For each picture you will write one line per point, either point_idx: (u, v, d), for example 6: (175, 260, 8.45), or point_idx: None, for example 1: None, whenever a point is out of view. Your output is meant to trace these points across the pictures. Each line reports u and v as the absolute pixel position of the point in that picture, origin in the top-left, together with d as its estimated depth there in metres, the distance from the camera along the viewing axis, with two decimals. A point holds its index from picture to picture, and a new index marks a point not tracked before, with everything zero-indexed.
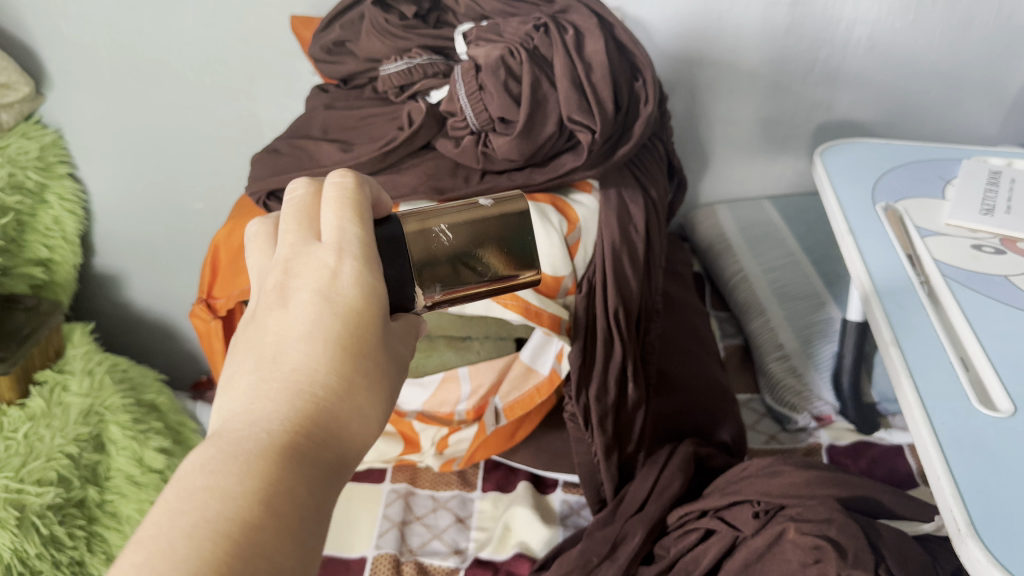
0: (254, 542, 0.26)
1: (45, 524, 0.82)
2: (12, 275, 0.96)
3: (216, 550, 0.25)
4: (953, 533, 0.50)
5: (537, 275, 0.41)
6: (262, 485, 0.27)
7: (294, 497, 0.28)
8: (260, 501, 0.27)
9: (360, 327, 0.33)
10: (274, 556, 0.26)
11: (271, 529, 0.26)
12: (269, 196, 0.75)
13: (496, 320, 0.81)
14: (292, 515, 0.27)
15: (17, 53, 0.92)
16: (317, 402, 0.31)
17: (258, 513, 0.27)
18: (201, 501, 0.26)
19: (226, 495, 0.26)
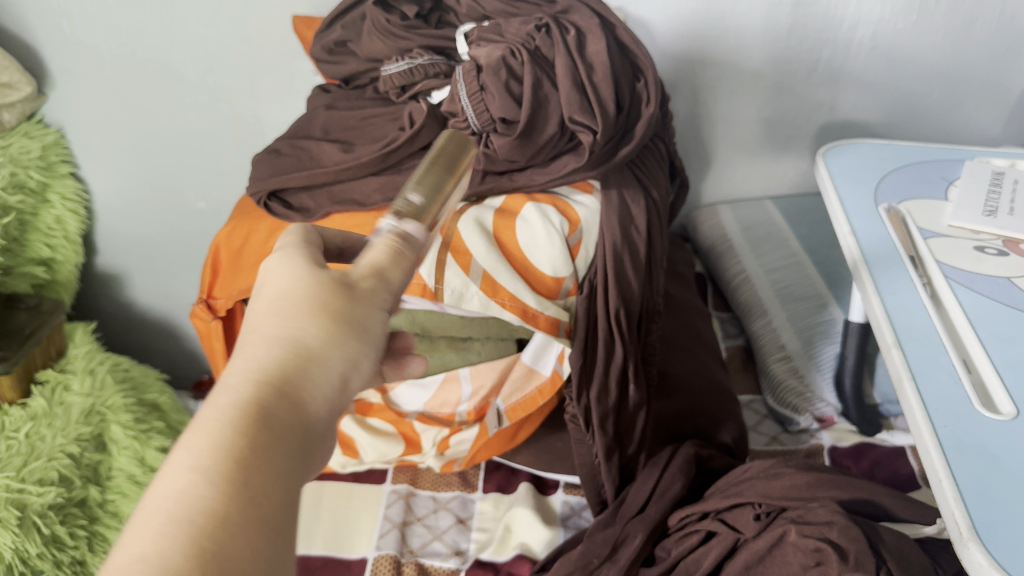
0: (194, 498, 0.27)
1: (46, 524, 0.82)
2: (13, 274, 0.96)
3: (163, 527, 0.26)
4: (955, 536, 0.50)
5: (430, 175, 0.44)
6: (214, 479, 0.28)
7: (233, 451, 0.29)
8: (197, 465, 0.28)
9: (298, 299, 0.34)
10: (220, 506, 0.27)
11: (209, 485, 0.27)
12: (270, 197, 0.75)
13: (497, 320, 0.78)
14: (235, 465, 0.28)
15: (19, 53, 0.92)
16: (261, 371, 0.32)
17: (197, 476, 0.28)
18: (159, 503, 0.27)
19: (182, 492, 0.27)
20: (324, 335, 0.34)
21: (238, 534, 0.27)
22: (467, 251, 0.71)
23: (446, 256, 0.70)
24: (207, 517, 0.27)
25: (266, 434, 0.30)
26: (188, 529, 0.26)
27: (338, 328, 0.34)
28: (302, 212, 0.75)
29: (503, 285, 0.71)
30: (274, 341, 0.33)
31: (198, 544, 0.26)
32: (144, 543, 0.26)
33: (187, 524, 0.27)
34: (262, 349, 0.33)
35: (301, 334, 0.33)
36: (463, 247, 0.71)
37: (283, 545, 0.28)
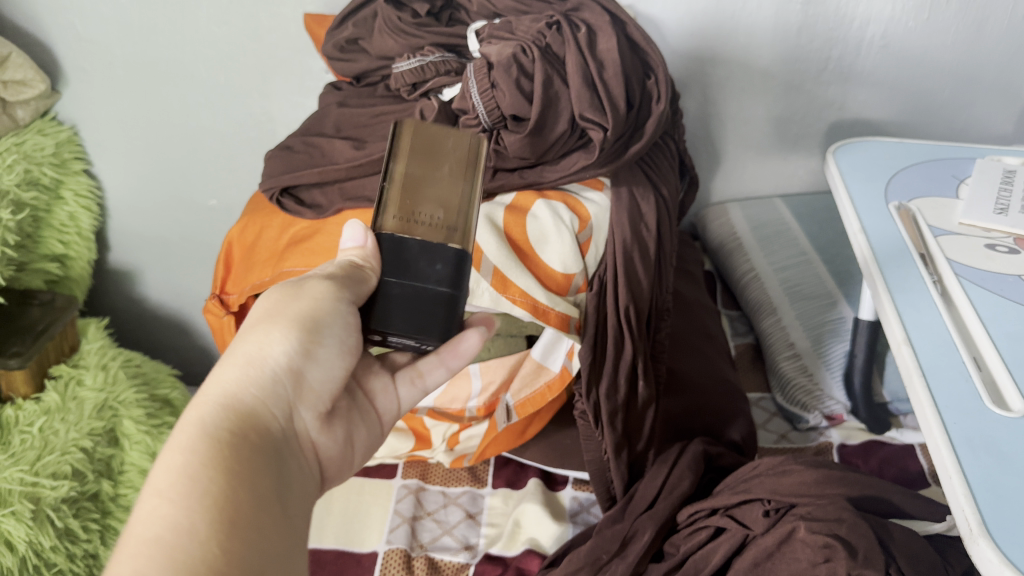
0: (160, 515, 0.32)
1: (60, 517, 0.83)
2: (27, 270, 0.97)
3: (132, 541, 0.31)
4: (965, 533, 0.50)
5: (401, 135, 0.47)
6: (179, 494, 0.33)
7: (190, 466, 0.34)
8: (159, 486, 0.33)
9: (245, 336, 0.42)
10: (183, 517, 0.32)
11: (171, 500, 0.32)
12: (282, 192, 0.76)
13: (507, 316, 0.82)
14: (193, 474, 0.34)
15: (33, 51, 0.93)
16: (216, 402, 0.38)
17: (159, 497, 0.32)
18: (138, 525, 0.32)
19: (155, 513, 0.32)
20: (266, 345, 0.41)
21: (206, 533, 0.32)
22: (479, 248, 0.70)
23: None
24: (172, 529, 0.31)
25: (218, 444, 0.36)
26: (159, 543, 0.31)
27: (278, 342, 0.41)
28: (314, 209, 0.76)
29: (514, 282, 0.71)
30: (225, 372, 0.40)
31: (170, 553, 0.30)
32: (119, 565, 0.30)
33: (156, 534, 0.31)
34: (214, 383, 0.40)
35: (245, 358, 0.41)
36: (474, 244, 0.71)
37: (249, 532, 0.33)
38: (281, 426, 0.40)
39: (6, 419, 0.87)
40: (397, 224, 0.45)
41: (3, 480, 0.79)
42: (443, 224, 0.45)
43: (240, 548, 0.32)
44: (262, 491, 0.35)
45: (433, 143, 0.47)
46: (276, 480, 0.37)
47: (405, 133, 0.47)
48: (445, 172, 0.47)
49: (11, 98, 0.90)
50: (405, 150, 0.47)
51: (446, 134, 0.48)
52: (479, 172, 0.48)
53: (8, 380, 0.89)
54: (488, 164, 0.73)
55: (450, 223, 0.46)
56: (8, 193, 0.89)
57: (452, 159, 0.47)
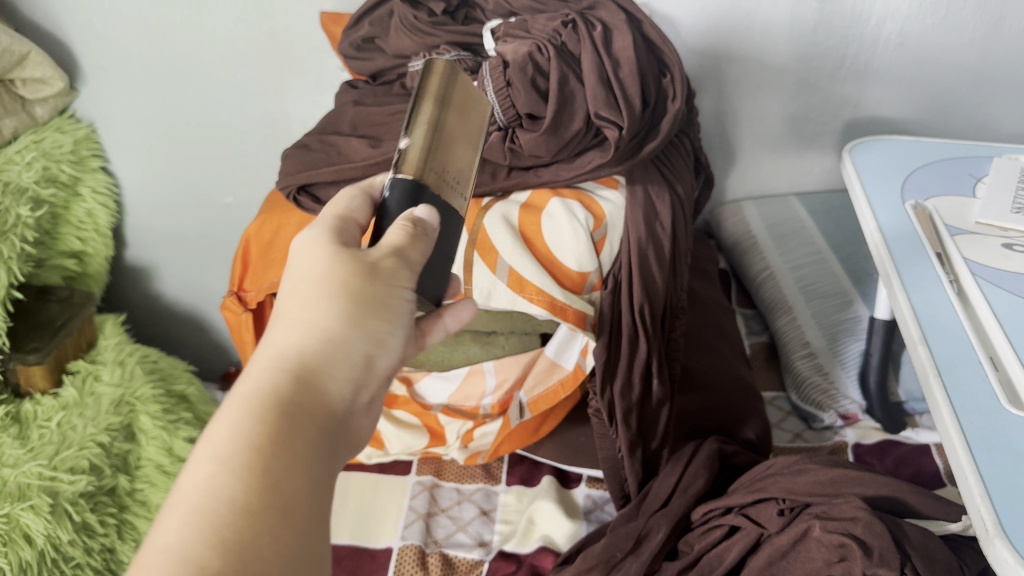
0: (214, 488, 0.31)
1: (78, 511, 0.83)
2: (46, 266, 0.98)
3: (180, 510, 0.30)
4: (980, 533, 0.50)
5: (430, 77, 0.47)
6: (241, 469, 0.32)
7: (251, 441, 0.33)
8: (216, 457, 0.32)
9: (306, 290, 0.40)
10: (239, 496, 0.31)
11: (226, 474, 0.31)
12: (299, 191, 0.77)
13: (522, 316, 0.80)
14: (251, 452, 0.32)
15: (52, 49, 0.94)
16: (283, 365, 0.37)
17: (219, 466, 0.32)
18: (195, 491, 0.31)
19: (212, 482, 0.31)
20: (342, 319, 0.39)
21: (259, 517, 0.31)
22: (494, 248, 0.72)
23: (472, 254, 0.72)
24: (227, 507, 0.31)
25: (282, 421, 0.34)
26: (209, 518, 0.30)
27: (347, 310, 0.39)
28: None
29: (530, 281, 0.72)
30: (286, 334, 0.38)
31: (220, 534, 0.30)
32: (169, 534, 0.30)
33: (207, 509, 0.30)
34: (283, 340, 0.38)
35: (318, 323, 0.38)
36: (490, 245, 0.72)
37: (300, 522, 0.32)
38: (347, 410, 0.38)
39: (25, 414, 0.88)
40: (434, 179, 0.46)
41: (22, 473, 0.80)
42: (458, 190, 0.48)
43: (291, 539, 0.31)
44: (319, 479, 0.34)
45: (458, 98, 0.49)
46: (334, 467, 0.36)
47: (438, 75, 0.47)
48: (467, 134, 0.49)
49: (30, 96, 0.91)
50: (439, 95, 0.47)
51: (468, 92, 0.50)
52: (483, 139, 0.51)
53: (26, 375, 0.90)
54: (504, 162, 0.74)
55: (466, 189, 0.49)
56: (27, 190, 0.90)
57: (472, 120, 0.50)
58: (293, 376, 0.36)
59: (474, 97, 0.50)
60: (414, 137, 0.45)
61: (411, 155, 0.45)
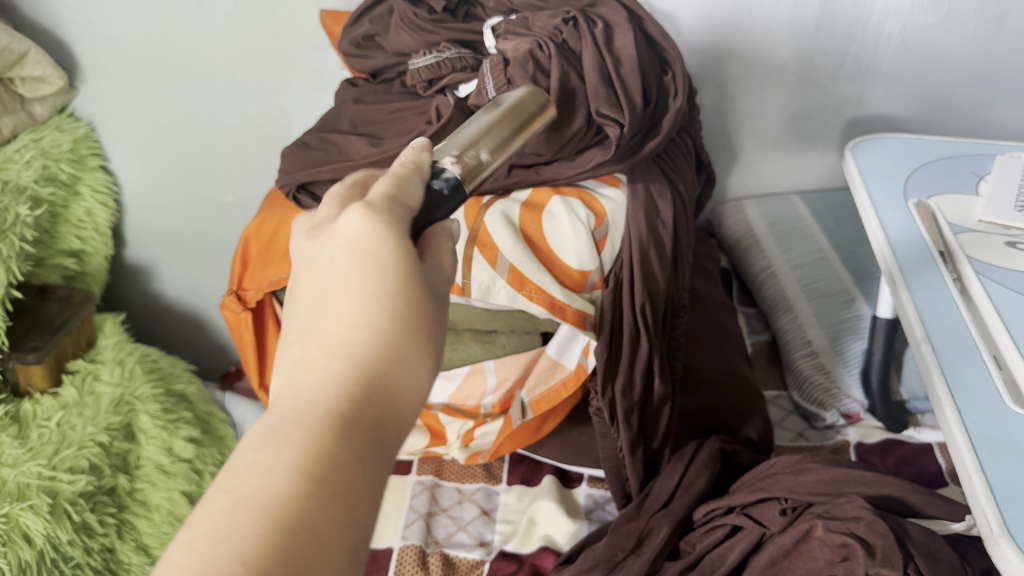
0: (297, 508, 0.28)
1: (78, 511, 0.83)
2: (46, 265, 0.98)
3: (255, 520, 0.27)
4: (985, 532, 0.50)
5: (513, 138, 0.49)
6: (322, 486, 0.29)
7: (340, 468, 0.29)
8: (299, 467, 0.29)
9: (385, 284, 0.34)
10: (316, 519, 0.28)
11: (311, 496, 0.28)
12: (298, 189, 0.76)
13: (522, 315, 0.79)
14: (338, 477, 0.29)
15: (51, 47, 0.94)
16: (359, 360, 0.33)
17: (299, 478, 0.28)
18: (269, 498, 0.28)
19: (290, 494, 0.28)
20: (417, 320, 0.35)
21: (333, 551, 0.28)
22: (494, 245, 0.72)
23: (472, 251, 0.71)
24: (303, 528, 0.27)
25: (365, 448, 0.31)
26: (292, 544, 0.27)
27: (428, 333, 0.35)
28: None
29: (531, 280, 0.72)
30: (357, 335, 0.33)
31: (296, 560, 0.27)
32: (240, 545, 0.26)
33: (290, 530, 0.27)
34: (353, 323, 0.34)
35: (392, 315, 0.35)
36: (490, 241, 0.72)
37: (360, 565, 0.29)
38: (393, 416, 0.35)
39: (24, 413, 0.88)
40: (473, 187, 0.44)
41: (21, 473, 0.80)
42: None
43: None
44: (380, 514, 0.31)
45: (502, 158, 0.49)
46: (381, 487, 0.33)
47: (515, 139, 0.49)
48: None
49: (29, 95, 0.91)
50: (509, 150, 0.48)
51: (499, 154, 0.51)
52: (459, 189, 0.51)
53: (25, 375, 0.90)
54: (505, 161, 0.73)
55: None
56: (26, 189, 0.90)
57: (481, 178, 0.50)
58: (371, 397, 0.32)
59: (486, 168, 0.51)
60: (490, 159, 0.45)
61: (477, 166, 0.44)
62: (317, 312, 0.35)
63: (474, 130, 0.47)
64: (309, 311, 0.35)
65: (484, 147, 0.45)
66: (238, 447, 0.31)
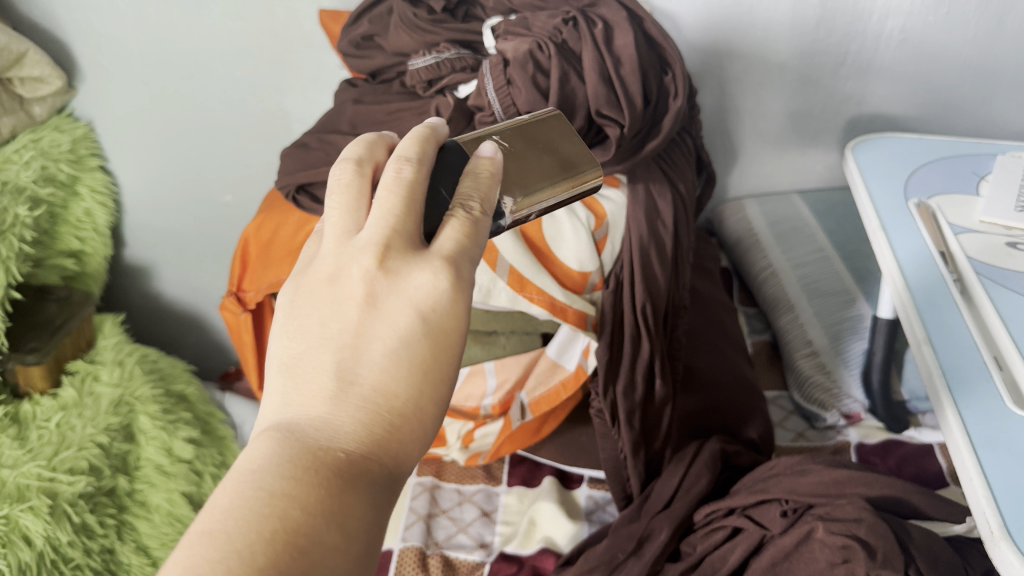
0: (326, 560, 0.29)
1: (77, 512, 0.83)
2: (45, 266, 0.98)
3: (293, 563, 0.29)
4: (986, 535, 0.49)
5: (588, 179, 0.47)
6: (350, 548, 0.31)
7: (363, 527, 0.31)
8: (334, 526, 0.30)
9: (439, 358, 0.36)
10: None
11: (339, 553, 0.30)
12: (297, 190, 0.75)
13: (523, 316, 0.80)
14: (362, 540, 0.31)
15: (50, 47, 0.94)
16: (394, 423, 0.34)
17: (333, 535, 0.30)
18: (307, 549, 0.29)
19: (325, 549, 0.30)
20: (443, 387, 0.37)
21: None
22: (494, 247, 0.71)
23: None
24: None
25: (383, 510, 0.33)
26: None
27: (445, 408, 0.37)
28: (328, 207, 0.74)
29: (532, 281, 0.72)
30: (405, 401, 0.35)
31: None
32: None
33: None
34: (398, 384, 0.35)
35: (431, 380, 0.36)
36: (490, 244, 0.71)
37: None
38: None
39: (23, 414, 0.87)
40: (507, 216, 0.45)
41: (21, 474, 0.80)
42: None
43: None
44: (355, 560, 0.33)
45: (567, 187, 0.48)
46: None
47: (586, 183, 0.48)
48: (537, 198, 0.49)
49: (28, 95, 0.91)
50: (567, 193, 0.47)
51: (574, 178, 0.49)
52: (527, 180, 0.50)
53: (24, 375, 0.90)
54: None
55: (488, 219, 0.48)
56: (25, 189, 0.90)
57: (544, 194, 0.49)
58: (397, 468, 0.34)
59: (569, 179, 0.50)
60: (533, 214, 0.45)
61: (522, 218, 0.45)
62: (366, 349, 0.35)
63: (544, 166, 0.46)
64: (356, 343, 0.35)
65: (542, 198, 0.45)
66: (268, 466, 0.31)
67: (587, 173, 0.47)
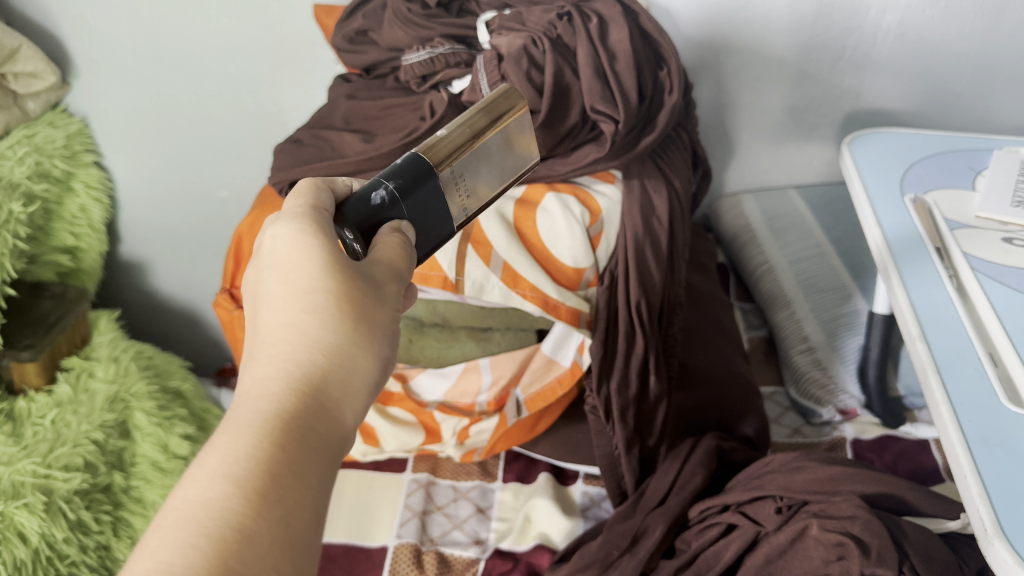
0: (225, 511, 0.29)
1: (72, 509, 0.83)
2: (39, 262, 0.97)
3: (181, 530, 0.29)
4: (979, 532, 0.49)
5: (502, 99, 0.48)
6: (245, 487, 0.30)
7: (266, 466, 0.31)
8: (230, 479, 0.30)
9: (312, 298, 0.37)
10: (245, 525, 0.29)
11: (240, 499, 0.30)
12: (292, 186, 0.75)
13: (517, 312, 0.81)
14: (262, 477, 0.31)
15: (44, 43, 0.93)
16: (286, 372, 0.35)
17: (230, 490, 0.30)
18: (194, 507, 0.29)
19: (212, 502, 0.30)
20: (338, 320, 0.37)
21: (268, 555, 0.29)
22: (488, 242, 0.72)
23: (466, 247, 0.71)
24: (235, 537, 0.29)
25: (296, 446, 0.33)
26: (220, 546, 0.29)
27: (356, 331, 0.37)
28: None
29: (525, 277, 0.72)
30: (289, 346, 0.36)
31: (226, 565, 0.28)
32: (173, 557, 0.28)
33: (211, 530, 0.29)
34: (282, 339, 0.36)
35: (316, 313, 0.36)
36: (484, 238, 0.72)
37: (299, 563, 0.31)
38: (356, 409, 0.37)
39: (19, 412, 0.87)
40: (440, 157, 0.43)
41: (16, 471, 0.80)
42: (462, 203, 0.46)
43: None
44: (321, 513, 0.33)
45: (507, 138, 0.48)
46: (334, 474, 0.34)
47: (506, 107, 0.47)
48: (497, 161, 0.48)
49: (22, 91, 0.90)
50: (495, 122, 0.47)
51: (520, 130, 0.49)
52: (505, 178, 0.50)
53: (20, 372, 0.89)
54: None
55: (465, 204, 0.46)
56: (19, 186, 0.89)
57: (505, 158, 0.49)
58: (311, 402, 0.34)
59: (519, 134, 0.49)
60: (458, 134, 0.44)
61: (448, 150, 0.44)
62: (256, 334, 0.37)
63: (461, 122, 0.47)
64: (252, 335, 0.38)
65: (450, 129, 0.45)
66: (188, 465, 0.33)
67: (499, 100, 0.48)
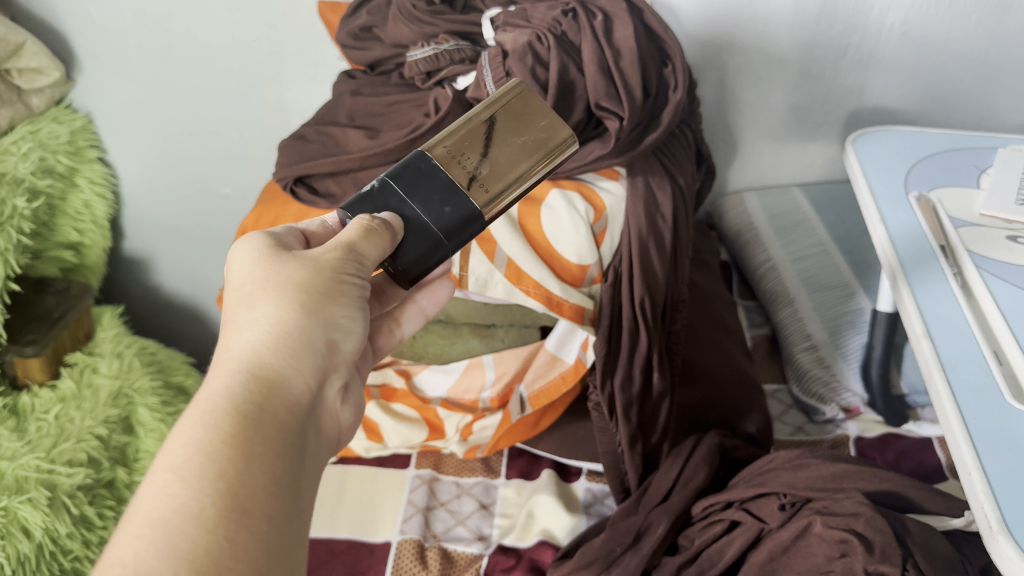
0: (170, 493, 0.31)
1: (76, 504, 0.83)
2: (43, 258, 0.98)
3: (130, 520, 0.31)
4: (984, 529, 0.49)
5: (507, 90, 0.51)
6: (186, 467, 0.32)
7: (203, 442, 0.33)
8: (172, 465, 0.32)
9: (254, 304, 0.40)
10: (188, 501, 0.31)
11: (184, 480, 0.32)
12: (296, 182, 0.75)
13: (521, 310, 0.80)
14: (203, 454, 0.33)
15: (48, 38, 0.93)
16: (230, 366, 0.37)
17: (172, 474, 0.32)
18: (144, 497, 0.31)
19: (159, 488, 0.32)
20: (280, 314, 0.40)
21: (214, 524, 0.31)
22: (493, 239, 0.72)
23: (471, 243, 0.71)
24: (181, 515, 0.31)
25: (233, 418, 0.34)
26: (166, 525, 0.30)
27: (289, 313, 0.40)
28: (326, 198, 0.74)
29: (528, 274, 0.73)
30: (227, 347, 0.39)
31: (172, 539, 0.30)
32: (123, 548, 0.30)
33: (156, 514, 0.31)
34: (232, 342, 0.39)
35: (262, 314, 0.40)
36: (488, 235, 0.72)
37: (261, 522, 0.32)
38: (307, 388, 0.39)
39: (22, 407, 0.87)
40: (441, 152, 0.48)
41: (20, 466, 0.80)
42: (481, 182, 0.47)
43: (253, 539, 0.31)
44: (279, 473, 0.34)
45: (525, 121, 0.51)
46: (289, 447, 0.36)
47: (510, 98, 0.51)
48: (517, 142, 0.49)
49: (26, 86, 0.90)
50: (500, 112, 0.50)
51: (545, 116, 0.51)
52: (544, 158, 0.50)
53: (23, 368, 0.89)
54: None
55: (485, 181, 0.47)
56: (24, 181, 0.89)
57: (530, 137, 0.50)
58: (243, 376, 0.37)
59: (546, 118, 0.51)
60: (460, 129, 0.49)
61: (449, 143, 0.48)
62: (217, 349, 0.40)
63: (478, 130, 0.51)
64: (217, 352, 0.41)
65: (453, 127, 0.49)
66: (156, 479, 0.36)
67: (506, 93, 0.51)
